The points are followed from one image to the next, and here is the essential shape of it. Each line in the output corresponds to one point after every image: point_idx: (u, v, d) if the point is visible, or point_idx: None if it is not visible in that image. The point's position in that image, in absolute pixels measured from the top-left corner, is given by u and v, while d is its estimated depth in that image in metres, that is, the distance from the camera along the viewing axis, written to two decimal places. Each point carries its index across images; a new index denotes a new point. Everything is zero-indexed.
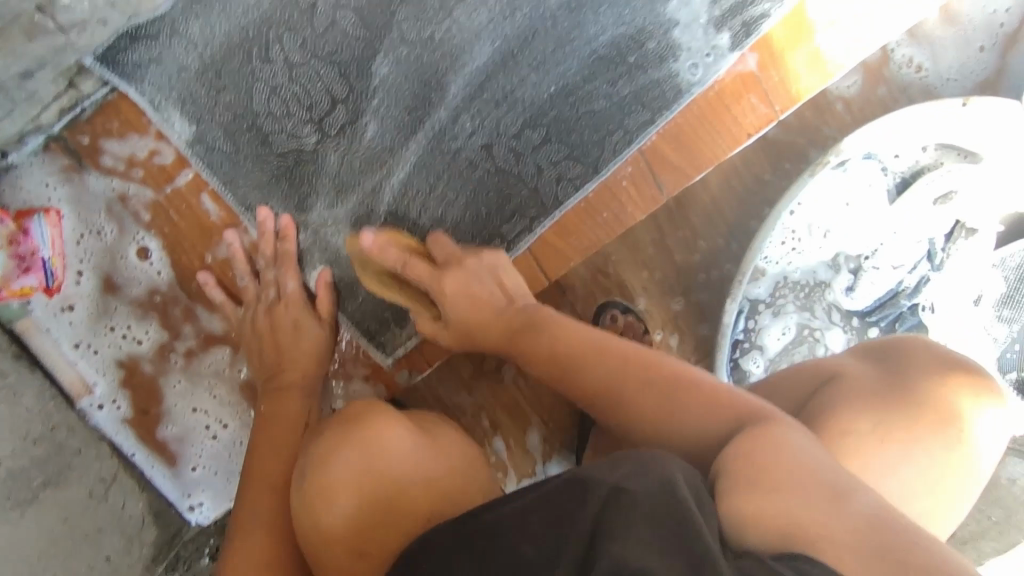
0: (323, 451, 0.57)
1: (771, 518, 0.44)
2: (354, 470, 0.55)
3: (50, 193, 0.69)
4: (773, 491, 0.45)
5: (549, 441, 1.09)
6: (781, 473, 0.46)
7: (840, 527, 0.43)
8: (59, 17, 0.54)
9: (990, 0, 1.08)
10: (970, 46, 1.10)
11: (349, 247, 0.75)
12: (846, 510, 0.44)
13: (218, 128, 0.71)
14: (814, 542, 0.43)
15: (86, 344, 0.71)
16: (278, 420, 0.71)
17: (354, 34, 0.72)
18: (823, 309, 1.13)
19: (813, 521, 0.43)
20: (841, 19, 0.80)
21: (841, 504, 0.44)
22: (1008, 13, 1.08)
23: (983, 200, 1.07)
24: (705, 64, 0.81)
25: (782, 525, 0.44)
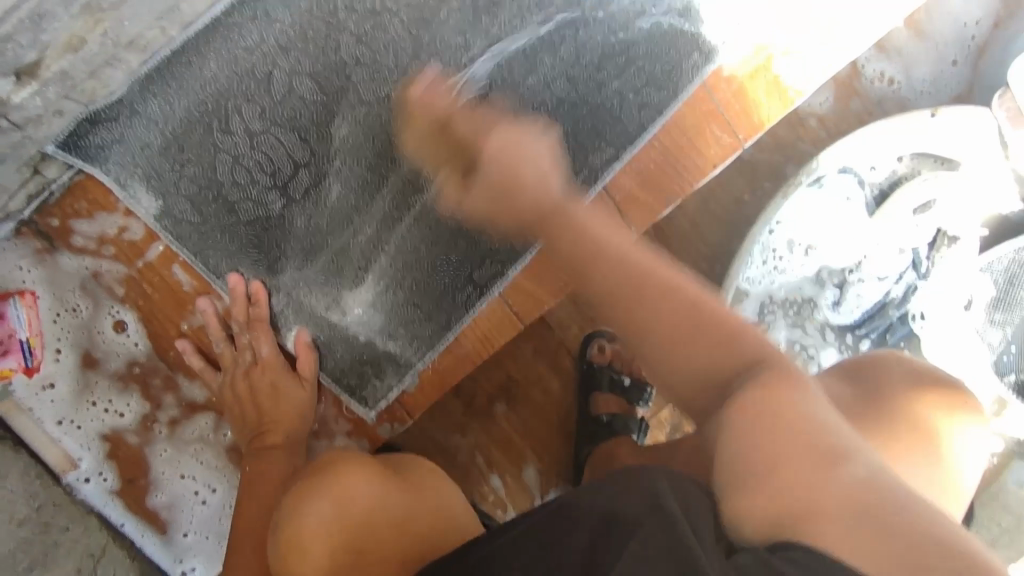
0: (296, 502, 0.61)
1: (781, 505, 0.43)
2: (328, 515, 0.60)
3: (24, 275, 0.70)
4: (787, 462, 0.44)
5: (545, 474, 1.09)
6: (801, 444, 0.44)
7: (848, 501, 0.42)
8: (13, 114, 0.56)
9: (962, 15, 1.12)
10: (944, 60, 1.13)
11: (323, 306, 0.76)
12: (867, 495, 0.42)
13: (184, 201, 0.72)
14: (825, 528, 0.41)
15: (69, 420, 0.72)
16: (262, 481, 0.71)
17: (311, 99, 0.73)
18: (816, 327, 1.13)
19: (829, 500, 0.42)
20: (795, 46, 0.82)
21: (861, 487, 0.42)
22: (978, 27, 1.13)
23: (962, 207, 1.07)
24: (664, 97, 0.81)
25: (784, 511, 0.43)
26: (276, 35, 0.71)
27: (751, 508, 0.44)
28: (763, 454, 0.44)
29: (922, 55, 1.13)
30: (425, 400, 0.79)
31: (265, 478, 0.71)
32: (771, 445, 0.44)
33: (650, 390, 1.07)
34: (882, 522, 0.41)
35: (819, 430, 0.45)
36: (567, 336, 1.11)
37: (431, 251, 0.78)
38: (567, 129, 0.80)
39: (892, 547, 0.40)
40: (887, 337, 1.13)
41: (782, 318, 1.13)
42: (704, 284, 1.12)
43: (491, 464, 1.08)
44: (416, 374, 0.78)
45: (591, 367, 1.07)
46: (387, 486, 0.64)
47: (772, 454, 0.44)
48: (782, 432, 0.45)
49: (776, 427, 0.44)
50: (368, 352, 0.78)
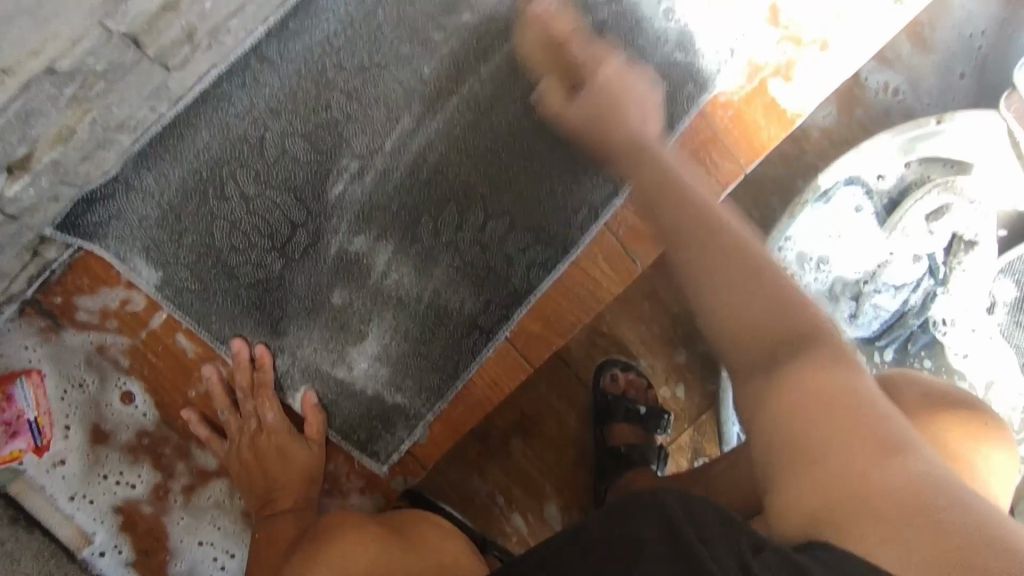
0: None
1: (823, 487, 0.40)
2: None
3: (30, 354, 0.70)
4: (839, 437, 0.41)
5: (567, 509, 1.07)
6: (847, 424, 0.41)
7: (908, 499, 0.38)
8: (8, 208, 0.56)
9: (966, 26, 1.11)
10: (951, 72, 1.12)
11: (328, 364, 0.75)
12: (918, 495, 0.38)
13: (185, 269, 0.72)
14: (873, 534, 0.38)
15: (81, 495, 0.71)
16: (275, 542, 0.69)
17: (304, 159, 0.73)
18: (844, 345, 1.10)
19: (877, 504, 0.39)
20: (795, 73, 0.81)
21: (919, 483, 0.39)
22: (984, 36, 1.11)
23: (976, 211, 1.04)
24: (664, 126, 0.80)
25: (813, 508, 0.40)
26: (266, 99, 0.71)
27: (796, 501, 0.41)
28: (814, 422, 0.42)
29: (926, 67, 1.11)
30: (437, 450, 0.78)
31: (275, 541, 0.69)
32: (826, 423, 0.41)
33: (667, 417, 1.05)
34: (934, 525, 0.37)
35: (874, 425, 0.41)
36: (579, 368, 1.09)
37: (434, 301, 0.76)
38: (566, 167, 0.78)
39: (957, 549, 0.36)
40: (908, 347, 1.10)
41: None
42: None
43: (510, 502, 1.06)
44: (426, 425, 0.77)
45: (606, 398, 1.05)
46: (386, 548, 0.63)
47: (812, 387, 0.43)
48: (828, 391, 0.43)
49: (794, 410, 0.43)
50: (377, 407, 0.76)
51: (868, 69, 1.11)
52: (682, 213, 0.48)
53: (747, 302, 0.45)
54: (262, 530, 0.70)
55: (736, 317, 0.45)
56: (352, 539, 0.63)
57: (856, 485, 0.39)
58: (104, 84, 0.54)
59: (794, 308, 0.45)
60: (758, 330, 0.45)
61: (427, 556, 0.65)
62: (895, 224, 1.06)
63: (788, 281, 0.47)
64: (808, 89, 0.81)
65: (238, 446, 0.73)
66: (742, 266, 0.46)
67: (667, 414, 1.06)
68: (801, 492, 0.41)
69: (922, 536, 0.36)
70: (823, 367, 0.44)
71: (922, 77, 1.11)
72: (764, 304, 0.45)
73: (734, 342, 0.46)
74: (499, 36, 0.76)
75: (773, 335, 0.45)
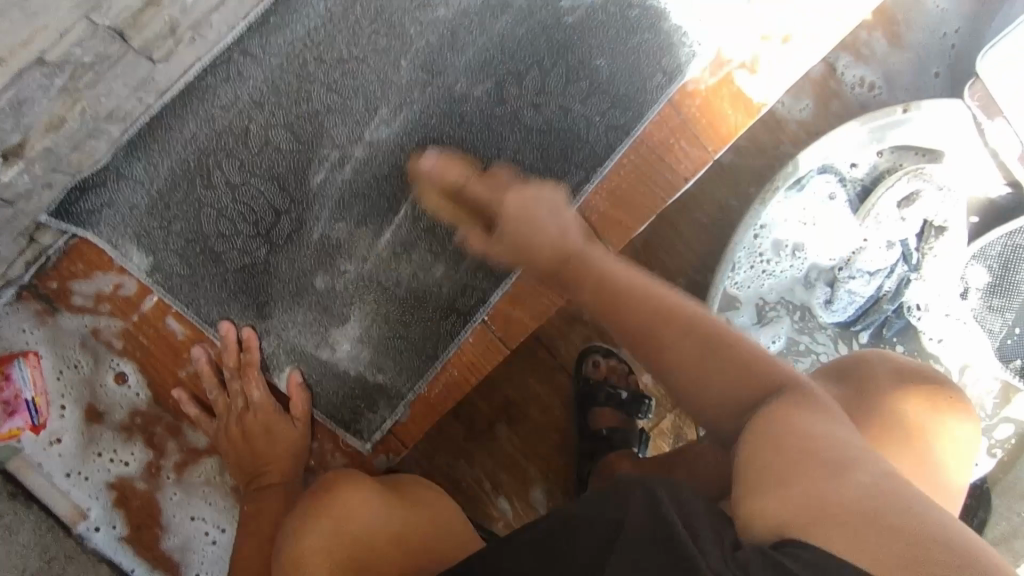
0: (296, 525, 0.63)
1: (799, 504, 0.43)
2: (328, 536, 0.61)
3: (28, 337, 0.74)
4: (804, 460, 0.45)
5: (551, 492, 1.10)
6: (814, 446, 0.46)
7: (863, 509, 0.42)
8: (4, 192, 0.59)
9: (940, 25, 1.14)
10: (927, 73, 1.15)
11: (312, 345, 0.78)
12: (876, 495, 0.43)
13: (174, 255, 0.76)
14: (847, 537, 0.41)
15: (77, 472, 0.75)
16: (263, 514, 0.73)
17: (287, 149, 0.77)
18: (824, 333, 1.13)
19: (848, 511, 0.42)
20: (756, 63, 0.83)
21: (879, 493, 0.43)
22: (958, 35, 1.14)
23: (947, 198, 1.07)
24: (632, 114, 0.83)
25: (777, 520, 0.44)
26: (250, 92, 0.75)
27: (770, 514, 0.44)
28: (795, 441, 0.47)
29: (902, 64, 1.14)
30: (418, 430, 0.81)
31: (264, 513, 0.73)
32: (810, 442, 0.46)
33: (649, 402, 1.08)
34: (889, 527, 0.41)
35: (837, 444, 0.47)
36: (562, 354, 1.12)
37: (414, 285, 0.79)
38: (538, 157, 0.83)
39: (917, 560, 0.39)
40: (884, 332, 1.12)
41: (787, 318, 1.13)
42: (697, 296, 1.13)
43: (496, 485, 1.09)
44: (407, 404, 0.80)
45: (587, 383, 1.08)
46: (386, 507, 0.66)
47: (772, 422, 0.49)
48: (811, 430, 0.47)
49: (780, 437, 0.47)
50: (359, 387, 0.79)
51: (844, 63, 1.14)
52: (691, 337, 0.56)
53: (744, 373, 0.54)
54: (251, 503, 0.74)
55: (722, 393, 0.55)
56: (353, 491, 0.65)
57: (820, 495, 0.43)
58: (93, 75, 0.57)
59: (759, 367, 0.55)
60: (736, 414, 0.54)
61: (423, 518, 0.67)
62: (867, 212, 1.08)
63: (761, 351, 0.56)
64: (770, 80, 0.84)
65: (225, 426, 0.76)
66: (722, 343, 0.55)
67: (648, 399, 1.08)
68: (768, 508, 0.44)
69: (883, 540, 0.40)
70: (792, 408, 0.50)
71: (896, 71, 1.14)
72: (738, 382, 0.54)
73: (715, 417, 0.55)
74: (475, 30, 0.80)
75: (737, 392, 0.54)
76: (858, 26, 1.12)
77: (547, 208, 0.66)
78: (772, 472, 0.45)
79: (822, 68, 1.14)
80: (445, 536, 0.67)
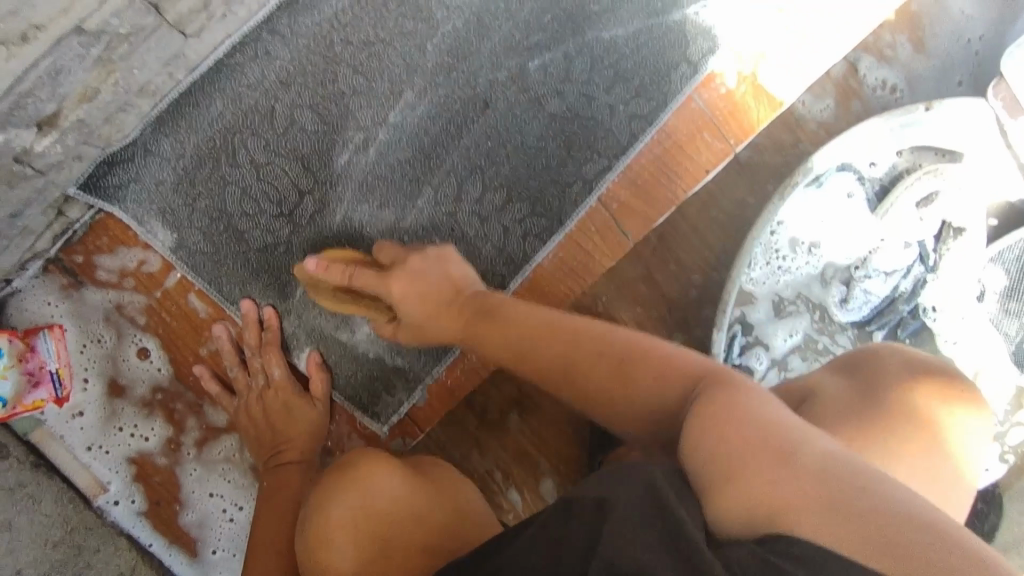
0: (323, 494, 0.63)
1: (747, 504, 0.42)
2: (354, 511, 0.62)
3: (52, 310, 0.74)
4: (751, 453, 0.44)
5: (562, 484, 1.10)
6: (767, 444, 0.44)
7: (821, 491, 0.42)
8: (37, 162, 0.60)
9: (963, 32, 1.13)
10: (950, 81, 1.14)
11: (332, 326, 0.78)
12: (843, 486, 0.42)
13: (198, 232, 0.76)
14: (828, 528, 0.40)
15: (98, 446, 0.75)
16: (281, 493, 0.73)
17: (313, 130, 0.77)
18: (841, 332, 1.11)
19: (825, 503, 0.41)
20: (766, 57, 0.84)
21: (834, 473, 0.43)
22: (981, 41, 1.14)
23: (964, 199, 1.07)
24: (656, 102, 0.84)
25: (749, 511, 0.42)
26: (277, 72, 0.75)
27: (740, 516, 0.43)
28: (753, 448, 0.44)
29: (925, 68, 1.14)
30: (434, 414, 0.81)
31: (281, 490, 0.73)
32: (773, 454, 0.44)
33: None
34: (857, 517, 0.40)
35: (790, 433, 0.45)
36: None
37: None
38: (562, 145, 0.83)
39: (880, 528, 0.39)
40: (899, 333, 1.11)
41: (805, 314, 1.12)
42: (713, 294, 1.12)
43: (506, 475, 1.09)
44: (425, 387, 0.80)
45: None
46: (412, 488, 0.66)
47: (749, 441, 0.45)
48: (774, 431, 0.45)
49: (726, 424, 0.46)
50: (378, 370, 0.79)
51: (865, 64, 1.13)
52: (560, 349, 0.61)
53: (729, 421, 0.46)
54: (270, 482, 0.74)
55: (647, 410, 0.55)
56: (381, 468, 0.65)
57: (770, 492, 0.42)
58: (127, 48, 0.58)
59: (676, 365, 0.55)
60: (654, 430, 0.55)
61: (445, 502, 0.68)
62: (886, 209, 1.08)
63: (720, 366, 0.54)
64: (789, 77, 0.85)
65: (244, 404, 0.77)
66: (690, 377, 0.54)
67: None
68: (732, 507, 0.43)
69: (856, 529, 0.40)
70: (725, 398, 0.48)
71: (919, 75, 1.13)
72: (658, 373, 0.55)
73: (642, 427, 0.56)
74: (500, 17, 0.80)
75: (668, 421, 0.53)
76: (882, 28, 1.12)
77: (424, 265, 0.73)
78: (721, 468, 0.44)
79: (842, 67, 1.13)
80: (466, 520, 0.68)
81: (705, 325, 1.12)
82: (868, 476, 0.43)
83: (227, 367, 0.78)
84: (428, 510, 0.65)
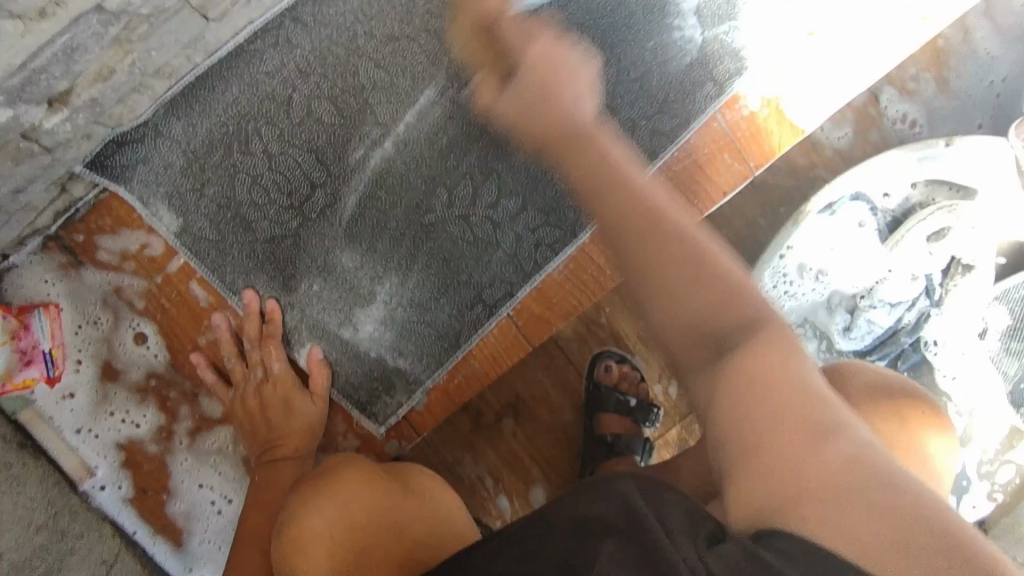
0: (297, 507, 0.62)
1: (767, 476, 0.40)
2: (331, 521, 0.60)
3: (50, 288, 0.72)
4: (776, 417, 0.41)
5: (551, 493, 1.10)
6: (792, 411, 0.42)
7: (843, 480, 0.39)
8: (44, 139, 0.58)
9: (986, 73, 1.12)
10: (970, 122, 1.14)
11: (335, 323, 0.76)
12: (864, 476, 0.39)
13: (204, 219, 0.74)
14: (842, 523, 0.38)
15: (87, 429, 0.74)
16: (271, 488, 0.72)
17: (329, 122, 0.75)
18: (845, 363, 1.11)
19: (844, 491, 0.38)
20: (787, 76, 0.83)
21: (859, 470, 0.39)
22: (1005, 83, 1.13)
23: (979, 234, 1.04)
24: (680, 119, 0.82)
25: (761, 505, 0.40)
26: (296, 60, 0.74)
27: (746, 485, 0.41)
28: (777, 418, 0.41)
29: (947, 106, 1.13)
30: (432, 419, 0.79)
31: (272, 488, 0.71)
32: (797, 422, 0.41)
33: (655, 411, 1.08)
34: (877, 507, 0.38)
35: (825, 414, 0.42)
36: (575, 355, 1.10)
37: (443, 272, 0.78)
38: (581, 156, 0.81)
39: (909, 529, 0.37)
40: (898, 364, 1.11)
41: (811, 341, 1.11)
42: None
43: (496, 481, 1.09)
44: (425, 391, 0.78)
45: (599, 388, 1.06)
46: (389, 495, 0.65)
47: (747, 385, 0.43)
48: (785, 386, 0.43)
49: (769, 394, 0.42)
50: (377, 371, 0.78)
51: (887, 95, 1.12)
52: (647, 245, 0.46)
53: (699, 315, 0.45)
54: (260, 479, 0.72)
55: (688, 310, 0.45)
56: (358, 478, 0.65)
57: (792, 475, 0.40)
58: (147, 28, 0.56)
59: (736, 303, 0.45)
60: (694, 330, 0.45)
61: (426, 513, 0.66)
62: (896, 243, 1.07)
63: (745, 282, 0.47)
64: (808, 111, 0.83)
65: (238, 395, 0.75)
66: (693, 226, 0.48)
67: (655, 408, 1.08)
68: (750, 485, 0.40)
69: (873, 517, 0.37)
70: (765, 356, 0.44)
71: (940, 111, 1.13)
72: (710, 297, 0.45)
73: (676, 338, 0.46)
74: None
75: (708, 317, 0.45)
76: (906, 62, 1.11)
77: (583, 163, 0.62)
78: (739, 442, 0.42)
79: (864, 95, 1.12)
80: (446, 535, 0.67)
81: None
82: (899, 472, 0.40)
83: (224, 358, 0.76)
84: (408, 519, 0.64)
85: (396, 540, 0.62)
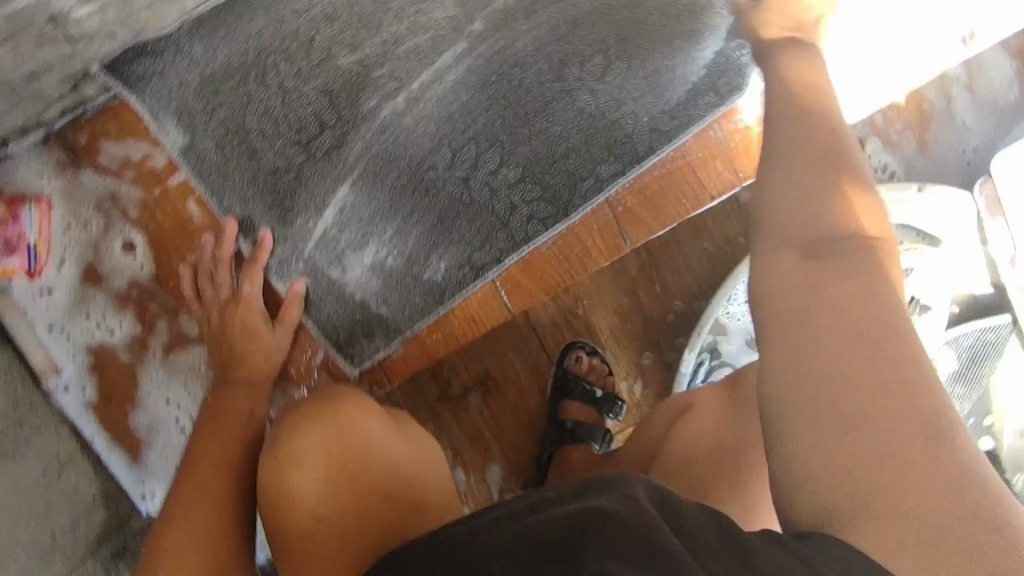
0: (292, 426, 0.64)
1: (846, 457, 0.38)
2: (320, 443, 0.62)
3: (43, 183, 0.73)
4: (873, 405, 0.39)
5: (507, 470, 1.12)
6: (891, 403, 0.39)
7: (925, 483, 0.37)
8: (70, 28, 0.59)
9: (963, 140, 1.19)
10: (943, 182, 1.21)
11: (324, 262, 0.78)
12: (921, 445, 0.38)
13: (211, 140, 0.75)
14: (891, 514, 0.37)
15: (59, 328, 0.74)
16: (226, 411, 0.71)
17: (347, 68, 0.77)
18: None
19: (902, 470, 0.37)
20: None
21: (940, 478, 0.37)
22: (975, 153, 1.20)
23: (937, 280, 1.12)
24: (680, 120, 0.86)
25: (842, 479, 0.38)
26: (324, 3, 0.76)
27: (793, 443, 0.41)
28: (849, 386, 0.39)
29: (924, 167, 1.19)
30: (406, 369, 0.82)
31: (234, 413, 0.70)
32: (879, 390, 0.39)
33: (621, 404, 1.11)
34: (916, 484, 0.37)
35: (906, 391, 0.40)
36: (547, 341, 1.13)
37: (437, 230, 0.80)
38: (582, 142, 0.85)
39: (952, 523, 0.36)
40: None
41: None
42: (689, 322, 1.15)
43: (454, 452, 1.11)
44: (403, 340, 0.80)
45: (566, 374, 1.09)
46: (385, 433, 0.67)
47: (844, 344, 0.41)
48: (866, 341, 0.41)
49: (852, 383, 0.39)
50: (359, 316, 0.79)
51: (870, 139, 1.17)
52: (803, 151, 0.50)
53: (796, 193, 0.48)
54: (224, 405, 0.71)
55: (795, 219, 0.47)
56: (353, 411, 0.66)
57: (878, 468, 0.38)
58: None
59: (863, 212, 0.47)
60: (817, 235, 0.46)
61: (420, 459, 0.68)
62: None
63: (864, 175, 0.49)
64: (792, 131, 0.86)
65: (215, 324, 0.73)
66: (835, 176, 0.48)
67: (621, 401, 1.11)
68: (826, 464, 0.39)
69: (924, 491, 0.37)
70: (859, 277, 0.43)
71: (919, 166, 1.19)
72: (811, 189, 0.48)
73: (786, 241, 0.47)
74: (549, 7, 0.82)
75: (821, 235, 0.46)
76: (893, 116, 1.18)
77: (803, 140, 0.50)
78: (833, 421, 0.39)
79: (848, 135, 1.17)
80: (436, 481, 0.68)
81: (672, 348, 1.15)
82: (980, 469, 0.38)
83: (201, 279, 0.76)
84: (402, 457, 0.66)
85: (391, 481, 0.64)
